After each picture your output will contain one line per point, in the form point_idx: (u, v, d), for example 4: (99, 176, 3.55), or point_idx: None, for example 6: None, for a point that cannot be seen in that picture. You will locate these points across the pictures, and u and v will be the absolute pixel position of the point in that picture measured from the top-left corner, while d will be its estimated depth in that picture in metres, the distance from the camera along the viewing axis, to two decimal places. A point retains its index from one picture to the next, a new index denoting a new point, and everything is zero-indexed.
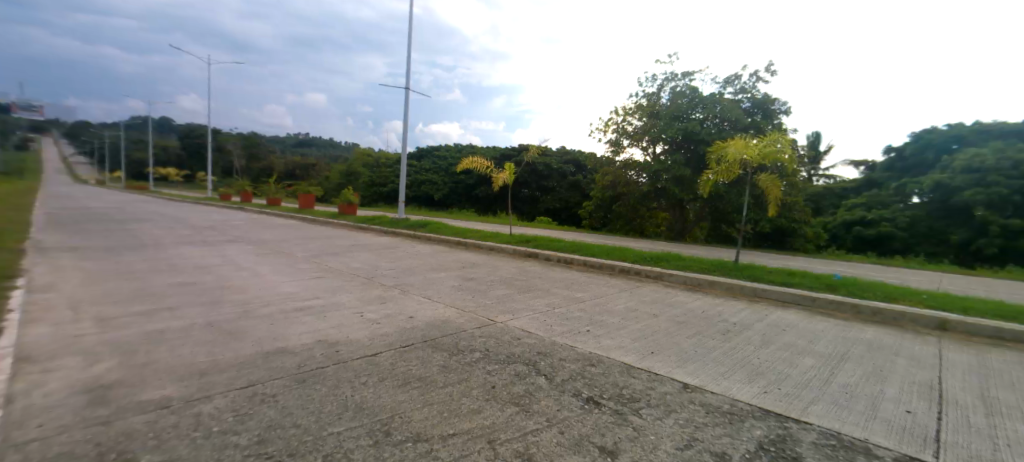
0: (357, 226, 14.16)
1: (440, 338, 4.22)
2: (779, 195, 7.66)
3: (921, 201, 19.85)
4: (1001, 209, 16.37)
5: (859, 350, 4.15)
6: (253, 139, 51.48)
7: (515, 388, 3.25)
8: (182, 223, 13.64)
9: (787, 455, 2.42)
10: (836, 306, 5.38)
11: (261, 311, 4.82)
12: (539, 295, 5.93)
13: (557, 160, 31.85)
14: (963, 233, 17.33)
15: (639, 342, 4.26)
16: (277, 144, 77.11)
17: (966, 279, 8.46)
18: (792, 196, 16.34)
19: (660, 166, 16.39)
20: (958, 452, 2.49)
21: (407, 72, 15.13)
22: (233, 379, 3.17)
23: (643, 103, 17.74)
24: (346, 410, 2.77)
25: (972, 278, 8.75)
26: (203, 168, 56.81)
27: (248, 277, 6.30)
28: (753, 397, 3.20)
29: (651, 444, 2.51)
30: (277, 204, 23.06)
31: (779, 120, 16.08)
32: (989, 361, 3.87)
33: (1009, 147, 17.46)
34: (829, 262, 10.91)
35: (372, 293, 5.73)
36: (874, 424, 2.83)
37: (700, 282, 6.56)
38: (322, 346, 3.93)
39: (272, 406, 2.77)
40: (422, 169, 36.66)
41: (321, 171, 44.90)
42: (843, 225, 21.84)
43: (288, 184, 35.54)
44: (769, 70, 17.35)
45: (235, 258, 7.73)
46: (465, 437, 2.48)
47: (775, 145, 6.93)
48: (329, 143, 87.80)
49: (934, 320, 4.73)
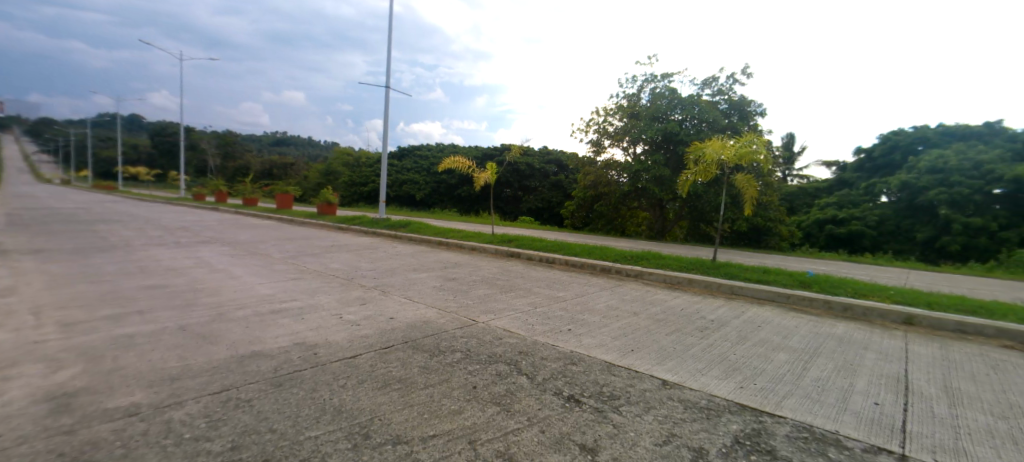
0: (338, 226, 13.93)
1: (421, 339, 4.18)
2: (755, 195, 7.84)
3: (890, 201, 20.63)
4: (963, 208, 17.11)
5: (831, 344, 4.27)
6: (228, 137, 50.22)
7: (496, 387, 3.24)
8: (153, 224, 13.21)
9: (761, 449, 2.48)
10: (809, 302, 5.54)
11: (237, 314, 4.69)
12: (520, 295, 5.94)
13: (539, 160, 32.02)
14: (928, 231, 18.04)
15: (619, 340, 4.30)
16: (254, 143, 75.29)
17: (930, 275, 8.85)
18: (768, 196, 16.78)
19: (640, 166, 16.59)
20: (923, 442, 2.59)
21: (387, 71, 14.98)
22: (206, 385, 3.07)
23: (623, 104, 18.01)
24: (324, 413, 2.72)
25: (936, 274, 9.12)
26: (174, 167, 55.08)
27: (223, 279, 6.13)
28: (729, 392, 3.26)
29: (631, 441, 2.53)
30: (253, 204, 22.52)
31: (755, 122, 16.49)
32: (951, 354, 4.03)
33: (970, 149, 18.27)
34: (803, 260, 11.23)
35: (351, 294, 5.65)
36: (843, 416, 2.91)
37: (679, 280, 6.66)
38: (300, 349, 3.85)
39: (247, 411, 2.70)
40: (404, 169, 36.35)
41: (299, 170, 44.10)
42: (816, 223, 22.60)
43: (266, 184, 34.72)
44: (745, 72, 17.75)
45: (210, 259, 7.51)
46: (446, 438, 2.46)
47: (750, 145, 7.09)
48: (308, 141, 86.20)
49: (901, 315, 4.91)
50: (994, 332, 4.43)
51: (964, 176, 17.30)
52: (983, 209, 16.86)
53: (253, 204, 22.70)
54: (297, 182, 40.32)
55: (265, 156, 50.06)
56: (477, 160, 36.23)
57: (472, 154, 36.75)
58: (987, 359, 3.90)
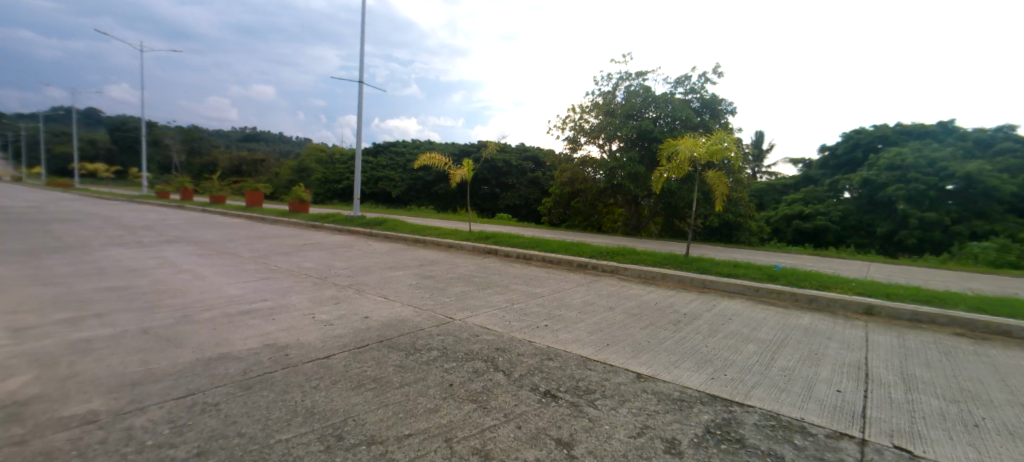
0: (311, 225, 13.59)
1: (397, 337, 4.13)
2: (726, 191, 8.05)
3: (852, 196, 21.56)
4: (919, 203, 17.99)
5: (797, 335, 4.43)
6: (194, 133, 48.31)
7: (473, 384, 3.22)
8: (113, 223, 12.57)
9: (731, 437, 2.54)
10: (777, 295, 5.74)
11: (203, 316, 4.51)
12: (497, 291, 5.94)
13: (517, 157, 32.08)
14: (888, 225, 18.93)
15: (595, 335, 4.35)
16: (221, 139, 72.58)
17: (887, 267, 9.31)
18: (738, 192, 17.26)
19: (615, 163, 16.79)
20: (881, 426, 2.71)
21: (361, 65, 14.68)
22: (169, 389, 2.94)
23: (599, 102, 18.20)
24: (296, 415, 2.65)
25: (892, 266, 9.60)
26: (136, 164, 52.53)
27: (189, 280, 5.89)
28: (700, 383, 3.34)
29: (606, 433, 2.56)
30: (222, 203, 21.73)
31: (725, 120, 16.92)
32: (907, 342, 4.25)
33: (924, 147, 19.26)
34: (770, 254, 11.63)
35: (325, 294, 5.52)
36: (808, 404, 3.02)
37: (653, 275, 6.79)
38: (271, 350, 3.74)
39: (213, 415, 2.60)
40: (380, 166, 35.76)
41: (271, 167, 42.82)
42: (784, 218, 23.42)
43: (234, 182, 33.55)
44: (716, 71, 18.16)
45: (175, 260, 7.20)
46: (422, 437, 2.43)
47: (721, 143, 7.27)
48: (280, 138, 83.71)
49: (861, 305, 5.14)
50: (945, 321, 4.70)
51: (920, 173, 18.20)
52: (937, 204, 17.79)
53: (221, 202, 21.91)
54: (269, 180, 39.11)
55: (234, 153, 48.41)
56: (454, 157, 36.00)
57: (450, 151, 36.47)
58: (939, 346, 4.12)
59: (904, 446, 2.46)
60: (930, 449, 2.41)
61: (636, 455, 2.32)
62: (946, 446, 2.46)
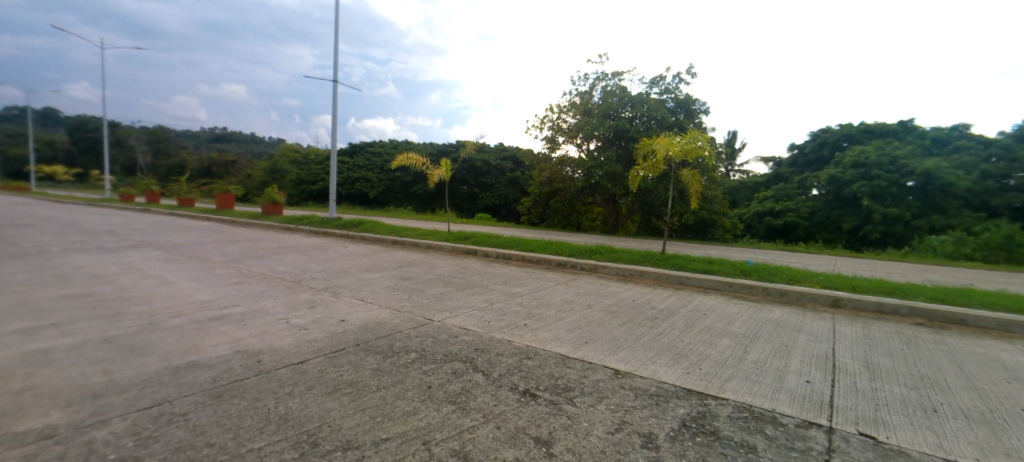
0: (285, 227, 13.27)
1: (374, 340, 4.07)
2: (700, 189, 8.21)
3: (820, 193, 22.31)
4: (882, 199, 18.83)
5: (768, 328, 4.56)
6: (161, 134, 46.49)
7: (451, 386, 3.19)
8: (73, 228, 11.99)
9: (705, 430, 2.59)
10: (750, 289, 5.89)
11: (171, 323, 4.36)
12: (477, 292, 5.91)
13: (496, 156, 32.09)
14: (854, 221, 19.68)
15: (574, 333, 4.38)
16: (189, 139, 70.01)
17: (852, 261, 9.69)
18: (712, 190, 17.67)
19: (593, 162, 17.00)
20: (847, 415, 2.80)
21: (336, 64, 14.38)
22: (135, 400, 2.82)
23: (576, 102, 18.36)
24: (269, 423, 2.57)
25: (853, 259, 9.99)
26: (98, 166, 50.20)
27: (156, 286, 5.68)
28: (677, 378, 3.40)
29: (585, 430, 2.57)
30: (191, 205, 21.03)
31: (699, 120, 17.29)
32: (872, 332, 4.42)
33: (887, 145, 20.12)
34: (741, 250, 11.96)
35: (300, 298, 5.40)
36: (779, 395, 3.11)
37: (631, 272, 6.88)
38: (242, 357, 3.63)
39: (181, 425, 2.51)
40: (356, 166, 35.14)
41: (242, 168, 41.64)
42: (756, 216, 24.13)
43: (203, 184, 32.41)
44: (690, 72, 18.56)
45: (141, 265, 6.92)
46: (400, 441, 2.40)
47: (695, 142, 7.41)
48: (253, 137, 81.21)
49: (829, 298, 5.32)
50: (908, 311, 4.90)
51: (882, 170, 19.06)
52: (899, 200, 18.67)
53: (190, 204, 21.20)
54: (240, 181, 37.93)
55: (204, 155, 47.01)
56: (433, 157, 35.75)
57: (428, 151, 36.16)
58: (901, 336, 4.31)
59: (869, 432, 2.55)
60: (892, 435, 2.52)
61: (614, 451, 2.34)
62: (909, 432, 2.56)
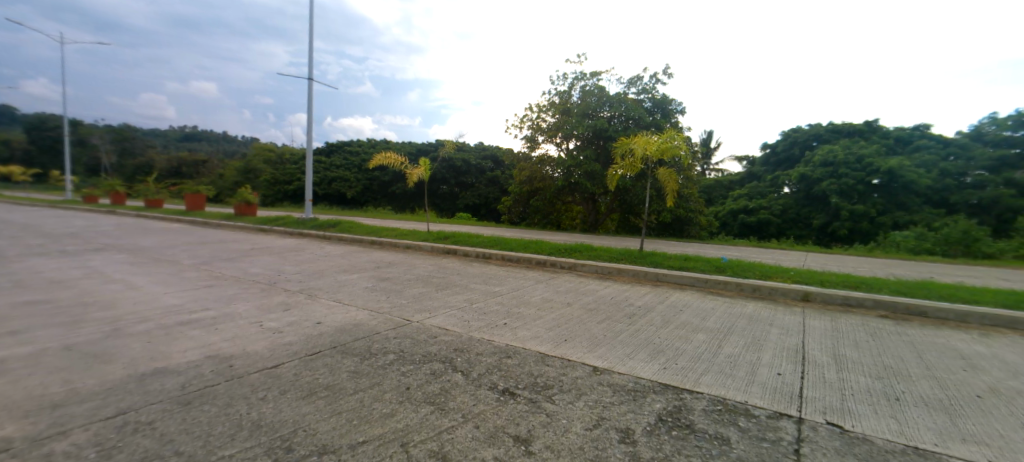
0: (259, 228, 12.94)
1: (351, 342, 4.01)
2: (676, 187, 8.36)
3: (791, 191, 23.01)
4: (849, 196, 19.54)
5: (741, 323, 4.67)
6: (126, 132, 44.64)
7: (430, 387, 3.16)
8: (30, 231, 11.39)
9: (680, 423, 2.64)
10: (724, 285, 6.02)
11: (137, 328, 4.20)
12: (456, 291, 5.88)
13: (476, 156, 32.01)
14: (823, 218, 20.37)
15: (553, 331, 4.40)
16: (157, 138, 67.39)
17: (819, 256, 10.03)
18: (688, 188, 18.01)
19: (572, 162, 17.13)
20: (815, 405, 2.89)
21: (311, 61, 14.09)
22: (97, 410, 2.70)
23: (556, 101, 18.46)
24: (241, 429, 2.51)
25: (819, 255, 10.37)
26: (58, 166, 47.90)
27: (122, 290, 5.47)
28: (654, 373, 3.45)
29: (563, 427, 2.59)
30: (159, 207, 20.27)
31: (676, 120, 17.60)
32: (839, 325, 4.58)
33: (853, 145, 20.90)
34: (715, 247, 12.23)
35: (274, 300, 5.27)
36: (752, 387, 3.19)
37: (609, 270, 6.97)
38: (213, 362, 3.52)
39: (147, 434, 2.42)
40: (333, 166, 34.48)
41: (214, 168, 40.36)
42: (730, 213, 24.74)
43: (171, 184, 31.20)
44: (666, 72, 18.87)
45: (105, 269, 6.65)
46: (377, 444, 2.37)
47: (671, 141, 7.52)
48: (225, 136, 78.73)
49: (800, 293, 5.48)
50: (872, 303, 5.09)
51: (849, 169, 19.81)
52: (865, 197, 19.41)
53: (158, 206, 20.43)
54: (212, 181, 36.78)
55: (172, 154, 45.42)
56: (412, 156, 35.41)
57: (407, 150, 35.81)
58: (867, 328, 4.48)
59: (836, 421, 2.64)
60: (858, 424, 2.61)
61: (592, 447, 2.36)
62: (872, 419, 2.66)
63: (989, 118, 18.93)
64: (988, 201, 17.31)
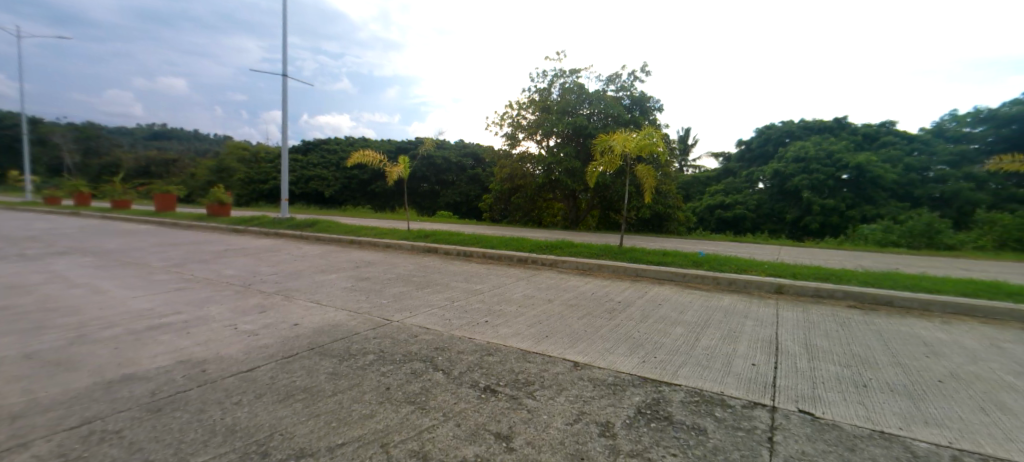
0: (234, 229, 12.60)
1: (330, 343, 3.95)
2: (653, 184, 8.48)
3: (765, 187, 23.62)
4: (820, 191, 20.17)
5: (717, 316, 4.78)
6: (90, 130, 42.63)
7: (411, 386, 3.14)
8: None
9: (659, 416, 2.69)
10: (701, 279, 6.14)
11: (103, 334, 4.04)
12: (437, 290, 5.85)
13: (456, 153, 31.82)
14: (796, 212, 20.96)
15: (534, 327, 4.42)
16: (124, 136, 64.85)
17: (789, 250, 10.35)
18: (666, 184, 18.29)
19: (553, 159, 17.22)
20: (788, 394, 2.98)
21: (286, 57, 13.79)
22: (60, 420, 2.59)
23: (536, 98, 18.50)
24: (214, 435, 2.44)
25: (790, 248, 10.67)
26: (16, 165, 45.58)
27: (86, 295, 5.26)
28: (633, 367, 3.50)
29: (544, 423, 2.61)
30: (127, 208, 19.55)
31: (654, 117, 17.84)
32: (810, 316, 4.72)
33: (824, 142, 21.60)
34: (692, 242, 12.44)
35: (249, 302, 5.15)
36: (727, 378, 3.27)
37: (590, 266, 7.03)
38: (185, 367, 3.42)
39: (115, 443, 2.33)
40: (310, 164, 33.74)
41: (185, 168, 39.05)
42: (708, 209, 25.22)
43: (139, 184, 30.03)
44: (644, 70, 19.09)
45: (68, 273, 6.37)
46: (356, 445, 2.34)
47: (649, 138, 7.63)
48: (197, 133, 76.20)
49: (774, 285, 5.63)
50: (841, 294, 5.27)
51: (821, 164, 20.45)
52: (836, 192, 20.07)
53: (126, 207, 19.71)
54: (182, 181, 35.57)
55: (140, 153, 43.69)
56: (392, 154, 35.03)
57: (386, 148, 35.37)
58: (837, 318, 4.63)
59: (807, 409, 2.73)
60: (828, 411, 2.69)
61: (572, 441, 2.38)
62: (841, 406, 2.76)
63: (949, 115, 19.85)
64: (950, 195, 18.10)
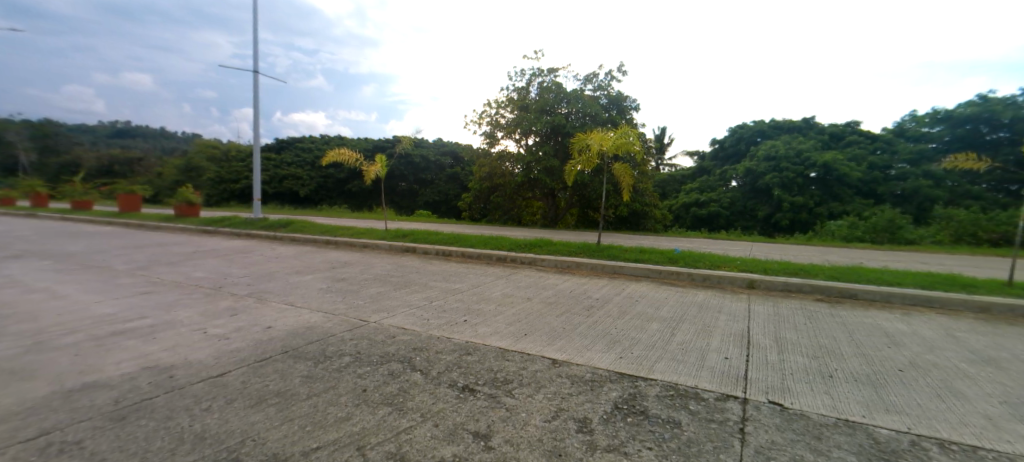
0: (204, 229, 12.21)
1: (304, 346, 3.87)
2: (629, 182, 8.59)
3: (737, 185, 24.27)
4: (790, 188, 20.81)
5: (692, 311, 4.89)
6: (46, 127, 40.25)
7: (388, 388, 3.11)
8: None
9: (635, 410, 2.73)
10: (676, 276, 6.27)
11: (62, 341, 3.86)
12: (415, 290, 5.80)
13: (435, 152, 31.60)
14: (767, 209, 21.60)
15: (513, 326, 4.44)
16: (84, 134, 61.80)
17: (756, 245, 10.71)
18: (642, 183, 18.60)
19: (532, 158, 17.30)
20: (758, 386, 3.07)
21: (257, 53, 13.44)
22: (14, 431, 2.47)
23: (514, 97, 18.52)
24: (182, 442, 2.37)
25: (758, 244, 11.03)
26: None
27: (44, 300, 5.00)
28: (610, 363, 3.54)
29: (522, 421, 2.62)
30: (88, 209, 18.67)
31: (630, 116, 18.09)
32: (780, 310, 4.88)
33: (793, 141, 22.35)
34: (667, 239, 12.70)
35: (220, 305, 5.00)
36: (702, 372, 3.34)
37: (569, 264, 7.08)
38: (151, 374, 3.30)
39: (74, 455, 2.23)
40: (284, 163, 32.94)
41: (150, 168, 37.49)
42: (683, 206, 25.71)
43: (99, 184, 28.69)
44: (620, 70, 19.35)
45: (22, 278, 6.04)
46: (332, 448, 2.30)
47: (626, 137, 7.74)
48: (164, 130, 73.05)
49: (746, 280, 5.79)
50: (809, 288, 5.45)
51: (790, 163, 21.13)
52: (804, 190, 20.78)
53: (87, 208, 18.80)
54: (147, 181, 34.17)
55: (101, 151, 41.71)
56: (369, 152, 34.51)
57: (363, 146, 34.82)
58: (805, 311, 4.81)
59: (776, 400, 2.82)
60: (797, 401, 2.79)
61: (549, 438, 2.40)
62: (809, 397, 2.86)
63: (909, 116, 20.81)
64: (910, 192, 18.98)
